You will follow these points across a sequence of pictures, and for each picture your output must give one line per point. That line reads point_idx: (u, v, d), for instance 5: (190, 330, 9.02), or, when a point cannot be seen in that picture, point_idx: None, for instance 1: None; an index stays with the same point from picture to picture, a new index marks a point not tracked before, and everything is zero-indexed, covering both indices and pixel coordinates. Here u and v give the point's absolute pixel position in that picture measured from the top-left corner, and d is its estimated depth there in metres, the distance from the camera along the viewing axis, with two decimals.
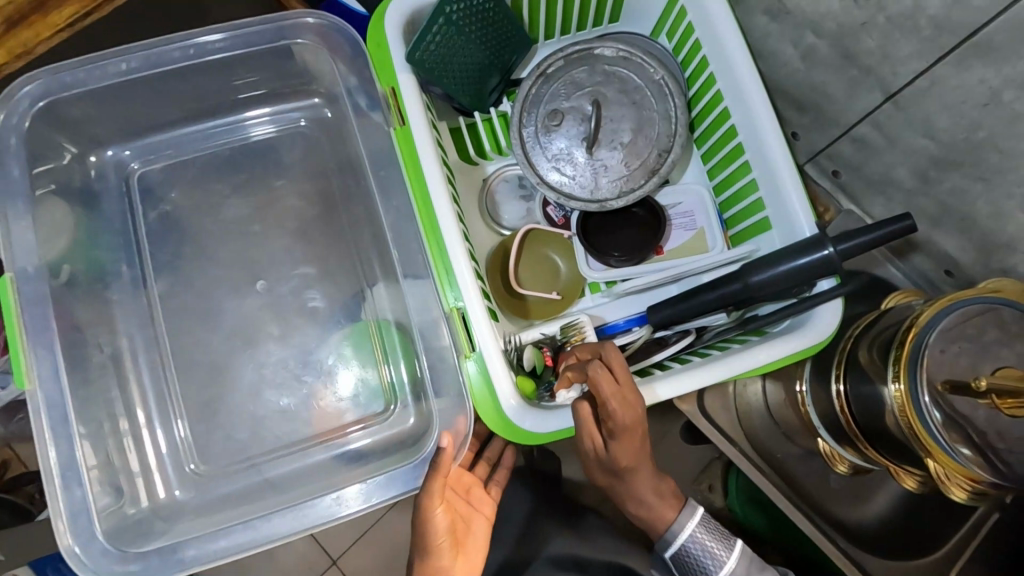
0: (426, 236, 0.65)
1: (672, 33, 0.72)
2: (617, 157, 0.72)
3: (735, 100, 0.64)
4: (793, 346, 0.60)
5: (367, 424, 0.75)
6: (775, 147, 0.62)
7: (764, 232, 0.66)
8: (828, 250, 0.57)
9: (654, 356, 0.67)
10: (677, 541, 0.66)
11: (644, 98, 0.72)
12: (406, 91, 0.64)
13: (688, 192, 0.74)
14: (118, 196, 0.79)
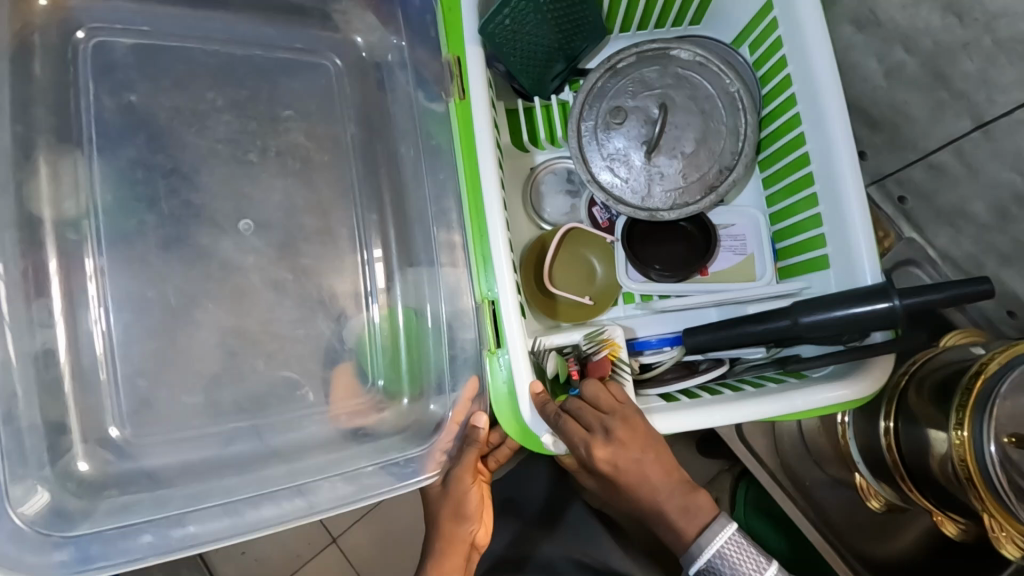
0: (470, 216, 0.62)
1: (755, 45, 0.68)
2: (675, 167, 0.68)
3: (811, 113, 0.60)
4: (839, 394, 0.53)
5: (383, 408, 0.67)
6: (849, 174, 0.58)
7: (820, 270, 0.62)
8: (893, 302, 0.50)
9: (678, 383, 0.61)
10: (701, 559, 0.53)
11: (714, 109, 0.68)
12: (470, 61, 0.61)
13: (742, 214, 0.70)
14: (57, 61, 0.63)
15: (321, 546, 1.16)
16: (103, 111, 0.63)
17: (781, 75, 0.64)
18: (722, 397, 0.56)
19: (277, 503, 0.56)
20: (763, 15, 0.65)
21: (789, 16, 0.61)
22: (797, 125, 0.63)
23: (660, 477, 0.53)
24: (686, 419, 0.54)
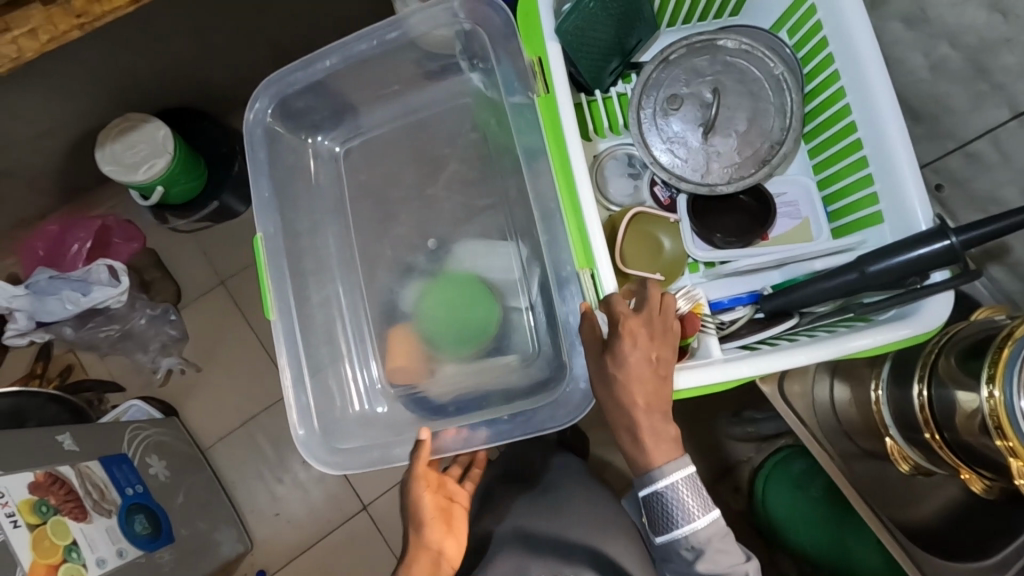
0: (560, 189, 0.69)
1: (794, 30, 0.75)
2: (730, 145, 0.74)
3: (858, 96, 0.67)
4: (904, 332, 0.59)
5: (438, 369, 0.83)
6: (898, 143, 0.65)
7: (875, 226, 0.68)
8: (949, 241, 0.55)
9: (751, 336, 0.67)
10: (655, 484, 0.61)
11: (761, 91, 0.75)
12: (552, 58, 0.69)
13: (792, 182, 0.76)
14: (331, 168, 0.89)
15: (354, 511, 1.27)
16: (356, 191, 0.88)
17: (823, 56, 0.71)
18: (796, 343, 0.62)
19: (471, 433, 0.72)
20: (800, 5, 0.72)
21: (829, 8, 0.68)
22: (842, 98, 0.70)
23: (649, 392, 0.59)
24: (763, 364, 0.60)
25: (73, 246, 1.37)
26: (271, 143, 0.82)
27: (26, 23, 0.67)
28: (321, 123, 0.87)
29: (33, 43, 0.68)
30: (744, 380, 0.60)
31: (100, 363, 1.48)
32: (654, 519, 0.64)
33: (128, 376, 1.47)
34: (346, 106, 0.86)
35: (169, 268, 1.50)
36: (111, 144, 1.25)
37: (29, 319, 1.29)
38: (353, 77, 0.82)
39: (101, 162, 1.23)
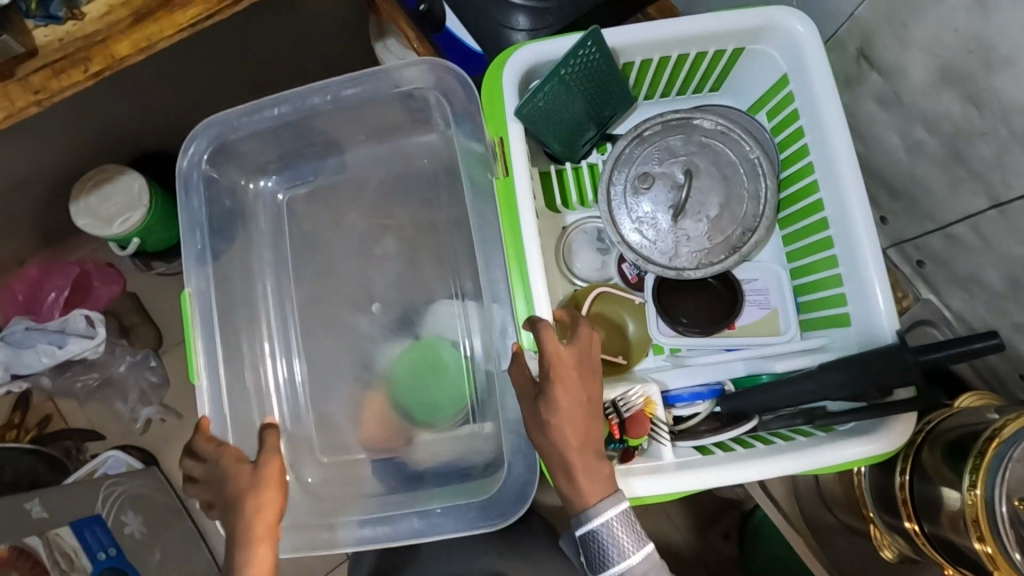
0: (509, 264, 0.66)
1: (773, 113, 0.75)
2: (701, 229, 0.72)
3: (829, 184, 0.66)
4: (866, 449, 0.57)
5: (417, 441, 0.80)
6: (865, 247, 0.63)
7: (842, 327, 0.67)
8: (909, 362, 0.53)
9: (711, 436, 0.64)
10: (588, 524, 0.54)
11: (735, 174, 0.73)
12: (513, 142, 0.66)
13: (764, 270, 0.74)
14: (271, 216, 0.87)
15: None
16: (292, 239, 0.87)
17: (798, 144, 0.71)
18: (757, 451, 0.59)
19: (396, 523, 0.69)
20: (779, 87, 0.72)
21: (805, 93, 0.68)
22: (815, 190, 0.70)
23: (579, 428, 0.55)
24: (718, 474, 0.57)
25: (50, 295, 1.42)
26: (210, 189, 0.78)
27: None
28: (263, 165, 0.84)
29: None
30: (692, 492, 0.58)
31: (77, 411, 1.50)
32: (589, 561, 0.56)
33: (107, 426, 1.49)
34: (295, 150, 0.84)
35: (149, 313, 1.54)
36: (87, 197, 1.24)
37: (5, 371, 1.32)
38: (313, 123, 0.79)
39: (76, 215, 1.22)
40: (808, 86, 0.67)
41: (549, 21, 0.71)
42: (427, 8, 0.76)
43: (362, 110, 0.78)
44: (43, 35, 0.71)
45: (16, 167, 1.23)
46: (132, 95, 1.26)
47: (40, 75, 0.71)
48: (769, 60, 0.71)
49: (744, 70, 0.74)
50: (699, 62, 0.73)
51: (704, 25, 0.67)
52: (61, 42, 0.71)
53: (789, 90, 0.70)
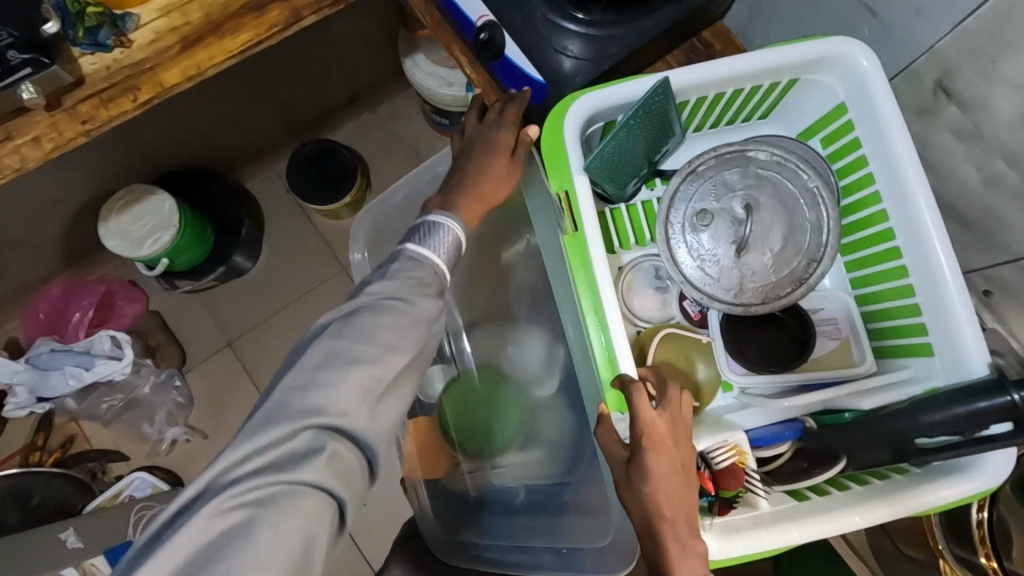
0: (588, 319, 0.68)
1: (828, 140, 0.75)
2: (767, 262, 0.70)
3: (903, 218, 0.67)
4: (968, 487, 0.58)
5: (499, 464, 0.94)
6: (950, 280, 0.64)
7: (925, 356, 0.68)
8: (1012, 396, 0.52)
9: (807, 479, 0.66)
10: None
11: (796, 206, 0.71)
12: (580, 192, 0.67)
13: (833, 299, 0.74)
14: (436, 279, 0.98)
15: None
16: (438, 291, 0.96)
17: (862, 173, 0.71)
18: (853, 497, 0.62)
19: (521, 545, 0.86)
20: (834, 117, 0.73)
21: (869, 125, 0.68)
22: (883, 220, 0.70)
23: (674, 500, 0.55)
24: (819, 527, 0.60)
25: (75, 315, 1.41)
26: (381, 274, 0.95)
27: (32, 131, 0.75)
28: None
29: (39, 151, 0.76)
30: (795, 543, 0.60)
31: (102, 431, 1.48)
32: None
33: (132, 446, 1.48)
34: None
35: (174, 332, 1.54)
36: (118, 217, 1.22)
37: (30, 394, 1.31)
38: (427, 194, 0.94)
39: (106, 236, 1.21)
40: (876, 117, 0.66)
41: (614, 47, 0.72)
42: (486, 37, 0.74)
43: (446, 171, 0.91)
44: (90, 63, 0.77)
45: (44, 188, 1.22)
46: (162, 113, 1.25)
47: (87, 105, 0.76)
48: (826, 91, 0.71)
49: (797, 100, 0.75)
50: (754, 94, 0.73)
51: (762, 61, 0.68)
52: (108, 70, 0.77)
53: (847, 118, 0.71)
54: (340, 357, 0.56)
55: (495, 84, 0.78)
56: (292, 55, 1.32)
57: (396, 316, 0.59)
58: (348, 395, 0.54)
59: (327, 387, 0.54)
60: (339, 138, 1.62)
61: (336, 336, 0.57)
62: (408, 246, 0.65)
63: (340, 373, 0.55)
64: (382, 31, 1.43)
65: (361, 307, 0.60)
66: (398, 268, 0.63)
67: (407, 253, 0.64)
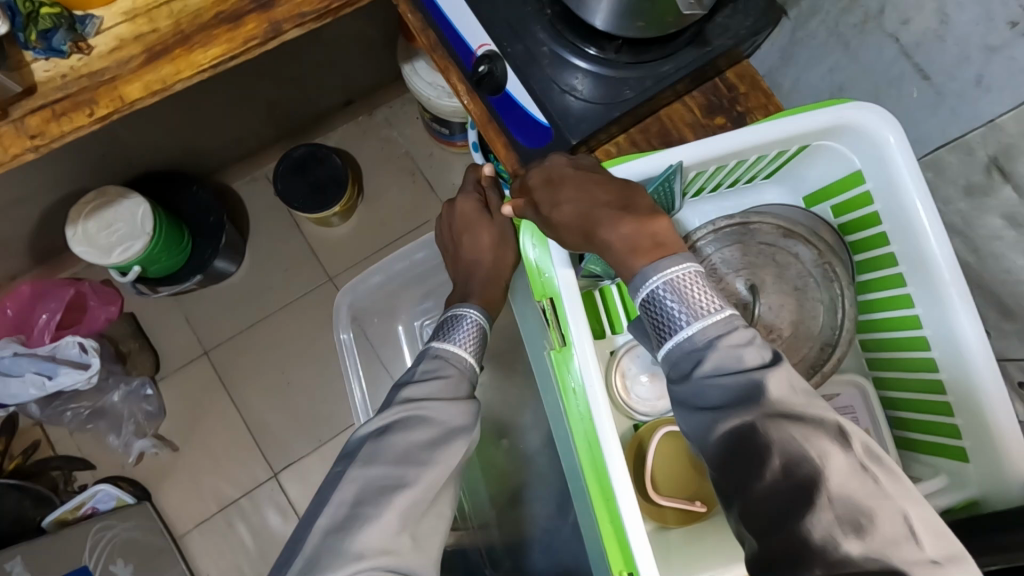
0: (578, 421, 0.66)
1: (840, 209, 0.72)
2: (778, 349, 0.71)
3: (930, 307, 0.62)
4: None
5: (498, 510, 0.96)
6: (984, 372, 0.59)
7: (958, 461, 0.62)
8: None
9: None
10: (677, 335, 0.55)
11: (807, 284, 0.72)
12: (564, 291, 0.64)
13: (847, 384, 0.71)
14: None
15: None
16: None
17: (883, 250, 0.67)
18: None
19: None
20: (849, 183, 0.69)
21: (890, 197, 0.64)
22: (905, 303, 0.66)
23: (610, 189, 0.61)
24: None
25: (41, 317, 1.33)
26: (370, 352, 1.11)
27: None
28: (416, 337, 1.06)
29: None
30: None
31: (67, 438, 1.42)
32: (658, 330, 0.57)
33: (97, 455, 1.42)
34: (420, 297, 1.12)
35: (149, 337, 1.48)
36: (85, 221, 1.15)
37: None
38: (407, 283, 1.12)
39: (72, 242, 1.14)
40: (897, 194, 0.62)
41: (628, 90, 0.65)
42: (486, 70, 0.67)
43: None
44: (43, 70, 0.69)
45: (10, 186, 1.15)
46: (141, 111, 1.17)
47: (37, 118, 0.68)
48: (840, 156, 0.68)
49: (813, 159, 0.71)
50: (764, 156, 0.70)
51: (772, 130, 0.64)
52: (61, 78, 0.69)
53: (864, 187, 0.67)
54: (375, 485, 0.62)
55: (491, 116, 0.71)
56: (283, 55, 1.24)
57: (427, 427, 0.67)
58: (391, 531, 0.60)
59: (365, 522, 0.60)
60: (332, 141, 1.53)
61: (369, 460, 0.64)
62: (434, 345, 0.76)
63: (378, 501, 0.61)
64: (381, 33, 1.34)
65: (391, 422, 0.67)
66: (427, 368, 0.73)
67: (432, 352, 0.75)
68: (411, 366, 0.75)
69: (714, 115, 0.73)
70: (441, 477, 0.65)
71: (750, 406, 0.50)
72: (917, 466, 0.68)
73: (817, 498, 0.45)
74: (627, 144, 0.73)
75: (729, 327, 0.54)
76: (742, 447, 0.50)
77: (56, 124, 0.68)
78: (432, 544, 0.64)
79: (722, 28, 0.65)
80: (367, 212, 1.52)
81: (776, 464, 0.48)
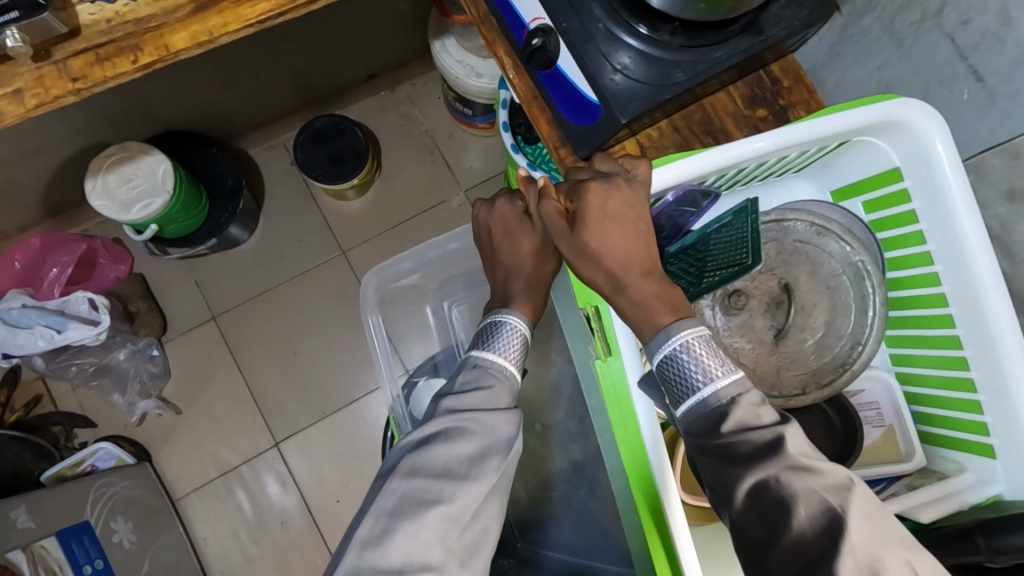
0: (614, 412, 0.72)
1: (875, 205, 0.74)
2: (808, 345, 0.75)
3: (968, 310, 0.64)
4: None
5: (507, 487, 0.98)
6: (1016, 377, 0.62)
7: (984, 457, 0.66)
8: None
9: None
10: (700, 393, 0.59)
11: (840, 284, 0.74)
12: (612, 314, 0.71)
13: (874, 379, 0.76)
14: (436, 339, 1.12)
15: None
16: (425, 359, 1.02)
17: (918, 249, 0.69)
18: None
19: None
20: (884, 180, 0.71)
21: (930, 201, 0.65)
22: (936, 300, 0.68)
23: (638, 242, 0.64)
24: None
25: (51, 270, 1.32)
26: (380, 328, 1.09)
27: (13, 83, 0.67)
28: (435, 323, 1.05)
29: (20, 107, 0.67)
30: None
31: (69, 394, 1.41)
32: (672, 389, 0.62)
33: (100, 413, 1.41)
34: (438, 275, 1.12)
35: (157, 299, 1.47)
36: (105, 176, 1.14)
37: None
38: None
39: (91, 195, 1.13)
40: (941, 201, 0.64)
41: (680, 74, 0.65)
42: (539, 44, 0.67)
43: (437, 245, 1.03)
44: (89, 13, 0.68)
45: (29, 134, 1.14)
46: (167, 67, 1.16)
47: (80, 61, 0.68)
48: (880, 151, 0.69)
49: (853, 155, 0.73)
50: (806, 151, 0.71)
51: (814, 128, 0.65)
52: (107, 24, 0.68)
53: (902, 184, 0.69)
54: (414, 499, 0.60)
55: (538, 93, 0.72)
56: (314, 22, 1.23)
57: (471, 441, 0.63)
58: (426, 546, 0.58)
59: (402, 538, 0.58)
60: (353, 114, 1.52)
61: (410, 472, 0.61)
62: (474, 354, 0.70)
63: (417, 516, 0.59)
64: (411, 8, 1.33)
65: (432, 434, 0.63)
66: (467, 379, 0.68)
67: (472, 361, 0.70)
68: (451, 376, 0.71)
69: (757, 108, 0.73)
70: (483, 493, 0.62)
71: (773, 459, 0.54)
72: (942, 461, 0.72)
73: (838, 545, 0.50)
74: (669, 130, 0.73)
75: (744, 387, 0.59)
76: (762, 499, 0.54)
77: (99, 69, 0.67)
78: (477, 558, 0.62)
79: (776, 18, 0.65)
80: (383, 189, 1.52)
81: (802, 513, 0.52)
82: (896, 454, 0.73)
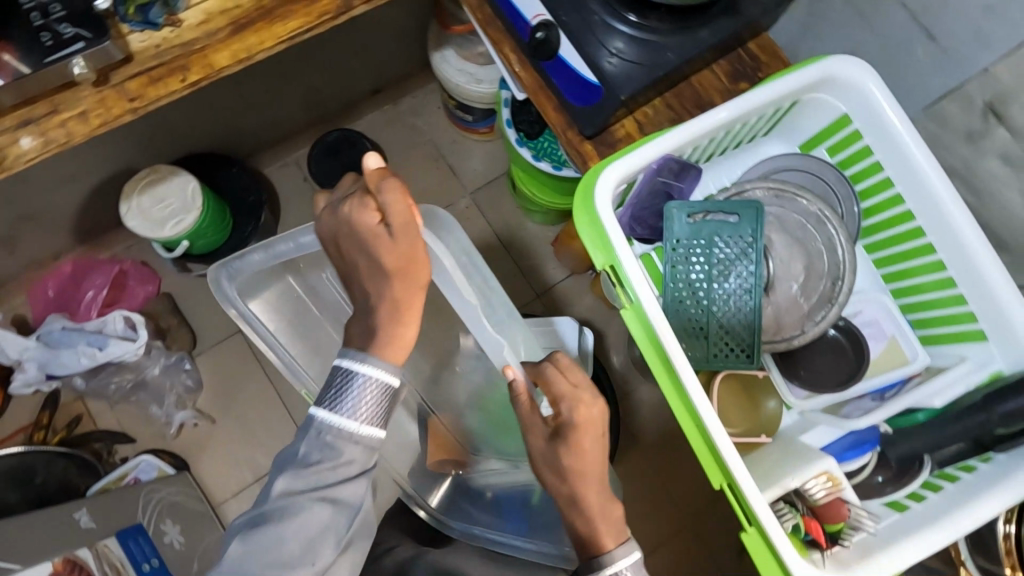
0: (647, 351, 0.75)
1: (836, 148, 0.84)
2: (794, 291, 0.84)
3: (932, 221, 0.75)
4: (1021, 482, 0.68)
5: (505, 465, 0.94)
6: (992, 271, 0.72)
7: (979, 343, 0.76)
8: None
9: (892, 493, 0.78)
10: None
11: (806, 231, 0.84)
12: (629, 269, 0.73)
13: (869, 301, 0.86)
14: None
15: None
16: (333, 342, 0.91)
17: (879, 177, 0.80)
18: (943, 504, 0.72)
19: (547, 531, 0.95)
20: (839, 126, 0.82)
21: (883, 139, 0.77)
22: (909, 219, 0.78)
23: None
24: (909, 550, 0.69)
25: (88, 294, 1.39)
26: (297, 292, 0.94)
27: (78, 106, 0.75)
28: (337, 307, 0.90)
29: (85, 126, 0.75)
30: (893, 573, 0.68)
31: (106, 412, 1.47)
32: None
33: (136, 428, 1.47)
34: None
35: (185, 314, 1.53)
36: (139, 197, 1.22)
37: (40, 371, 1.31)
38: None
39: (127, 216, 1.20)
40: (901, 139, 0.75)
41: (670, 54, 0.74)
42: (543, 37, 0.76)
43: None
44: (139, 41, 0.77)
45: (65, 162, 1.22)
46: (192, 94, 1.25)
47: (135, 82, 0.76)
48: (828, 106, 0.80)
49: (802, 114, 0.83)
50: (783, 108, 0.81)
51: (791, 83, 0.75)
52: (156, 48, 0.77)
53: (853, 127, 0.80)
54: None
55: (543, 82, 0.80)
56: (324, 43, 1.33)
57: (304, 521, 0.61)
58: None
59: None
60: (359, 128, 1.60)
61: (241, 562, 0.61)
62: (316, 414, 0.64)
63: None
64: (411, 24, 1.43)
65: (265, 516, 0.62)
66: (309, 448, 0.64)
67: (315, 424, 0.64)
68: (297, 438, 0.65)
69: (741, 81, 0.81)
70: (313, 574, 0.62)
71: None
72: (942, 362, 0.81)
73: None
74: (663, 107, 0.81)
75: None
76: None
77: (151, 87, 0.75)
78: None
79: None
80: None
81: None
82: (900, 359, 0.83)
